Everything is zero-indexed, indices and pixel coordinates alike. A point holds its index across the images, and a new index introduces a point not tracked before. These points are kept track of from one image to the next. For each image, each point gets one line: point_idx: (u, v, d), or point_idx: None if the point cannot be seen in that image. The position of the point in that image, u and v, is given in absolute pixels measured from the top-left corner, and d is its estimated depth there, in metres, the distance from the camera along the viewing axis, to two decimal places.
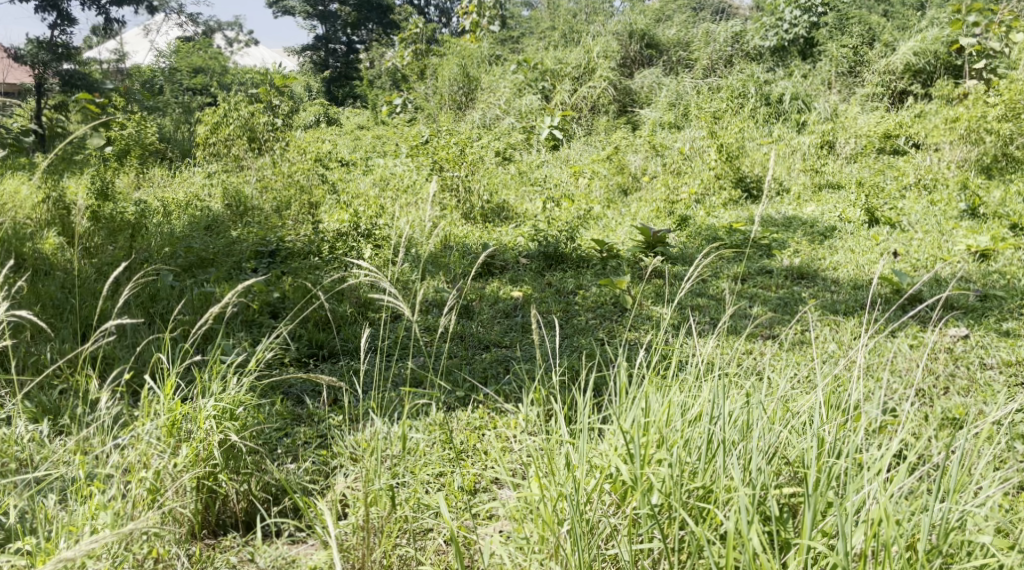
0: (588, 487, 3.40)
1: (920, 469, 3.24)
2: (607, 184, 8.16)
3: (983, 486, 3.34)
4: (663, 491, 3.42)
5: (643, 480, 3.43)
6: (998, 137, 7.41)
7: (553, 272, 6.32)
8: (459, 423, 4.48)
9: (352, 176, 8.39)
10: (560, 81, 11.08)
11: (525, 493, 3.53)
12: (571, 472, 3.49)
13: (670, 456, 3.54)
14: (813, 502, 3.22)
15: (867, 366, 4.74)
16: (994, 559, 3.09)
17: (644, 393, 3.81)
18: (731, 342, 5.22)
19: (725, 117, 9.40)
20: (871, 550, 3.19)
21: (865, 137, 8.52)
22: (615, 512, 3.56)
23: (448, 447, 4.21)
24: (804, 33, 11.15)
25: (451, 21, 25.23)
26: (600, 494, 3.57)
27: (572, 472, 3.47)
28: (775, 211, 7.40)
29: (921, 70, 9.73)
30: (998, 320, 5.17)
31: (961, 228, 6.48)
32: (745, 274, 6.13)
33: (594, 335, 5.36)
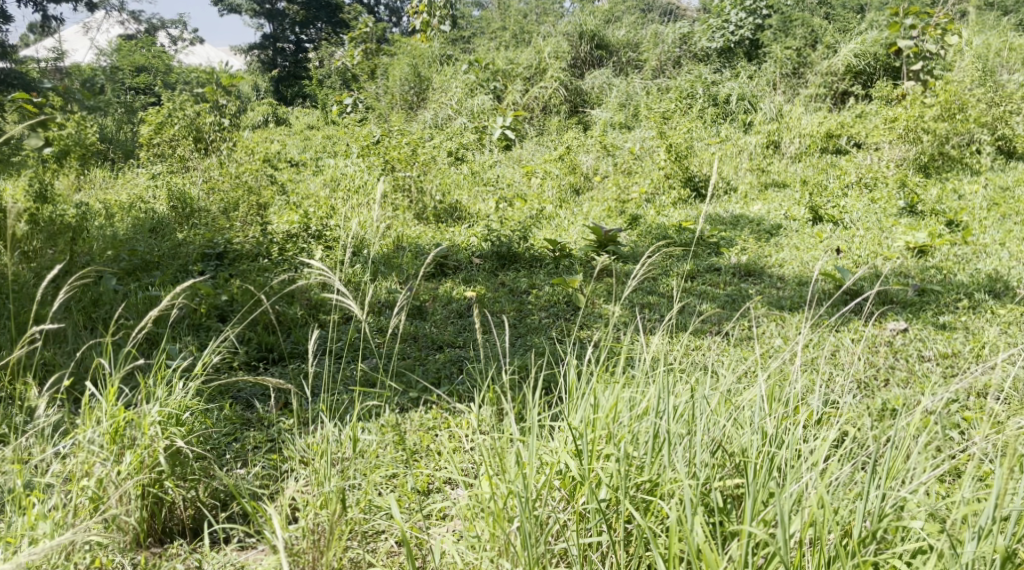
0: (536, 484, 3.43)
1: (855, 457, 3.30)
2: (559, 184, 8.16)
3: (917, 472, 3.39)
4: (610, 486, 3.46)
5: (590, 476, 3.47)
6: (935, 137, 7.63)
7: (505, 272, 6.36)
8: (411, 424, 4.50)
9: (302, 177, 8.35)
10: (511, 81, 11.15)
11: (476, 491, 3.55)
12: (520, 470, 3.51)
13: (617, 451, 3.59)
14: (754, 492, 3.27)
15: (811, 361, 4.85)
16: (925, 543, 3.14)
17: (592, 389, 3.85)
18: (680, 338, 5.30)
19: (674, 118, 9.52)
20: (809, 538, 3.23)
21: (809, 137, 8.73)
22: (565, 508, 3.59)
23: (401, 448, 4.24)
24: (749, 35, 11.33)
25: (402, 19, 25.16)
26: (549, 490, 3.60)
27: (521, 470, 3.49)
28: (723, 210, 7.51)
29: (862, 71, 9.99)
30: (935, 313, 5.31)
31: (901, 225, 6.64)
32: (694, 272, 6.22)
33: (546, 335, 5.41)
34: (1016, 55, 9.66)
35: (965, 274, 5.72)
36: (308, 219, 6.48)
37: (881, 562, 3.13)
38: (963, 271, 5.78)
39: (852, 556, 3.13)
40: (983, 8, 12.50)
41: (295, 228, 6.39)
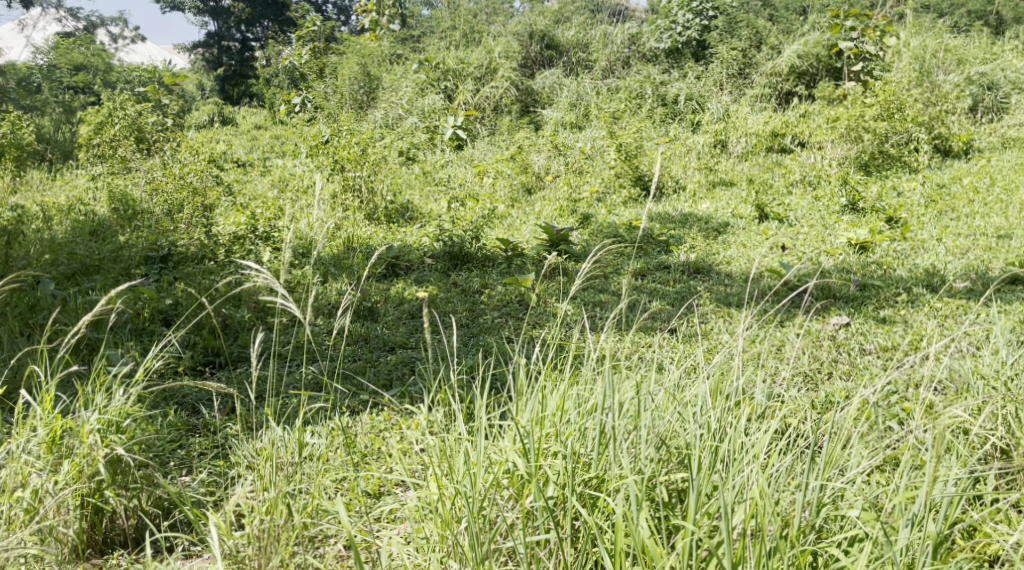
0: (482, 483, 3.44)
1: (794, 449, 3.34)
2: (511, 184, 8.18)
3: (854, 463, 3.45)
4: (557, 483, 3.48)
5: (538, 474, 3.48)
6: (875, 136, 7.80)
7: (458, 272, 6.36)
8: (362, 426, 4.48)
9: (250, 177, 8.31)
10: (462, 81, 11.10)
11: (423, 493, 3.55)
12: (468, 469, 3.51)
13: (564, 448, 3.60)
14: (697, 485, 3.30)
15: (757, 356, 4.92)
16: (862, 531, 3.19)
17: (540, 388, 3.87)
18: (630, 335, 5.33)
19: (624, 117, 9.59)
20: (750, 528, 3.26)
21: (755, 137, 8.87)
22: (512, 506, 3.57)
23: (352, 451, 4.22)
24: (696, 36, 11.44)
25: (351, 18, 24.96)
26: (498, 490, 3.60)
27: (469, 470, 3.49)
28: (672, 209, 7.56)
29: (804, 72, 10.17)
30: (876, 308, 5.42)
31: (843, 222, 6.76)
32: (644, 270, 6.27)
33: (499, 334, 5.41)
34: (952, 55, 9.89)
35: (905, 269, 5.83)
36: (255, 221, 6.43)
37: (820, 551, 3.18)
38: (903, 266, 5.90)
39: (792, 546, 3.17)
40: (919, 10, 12.79)
41: (242, 230, 6.35)
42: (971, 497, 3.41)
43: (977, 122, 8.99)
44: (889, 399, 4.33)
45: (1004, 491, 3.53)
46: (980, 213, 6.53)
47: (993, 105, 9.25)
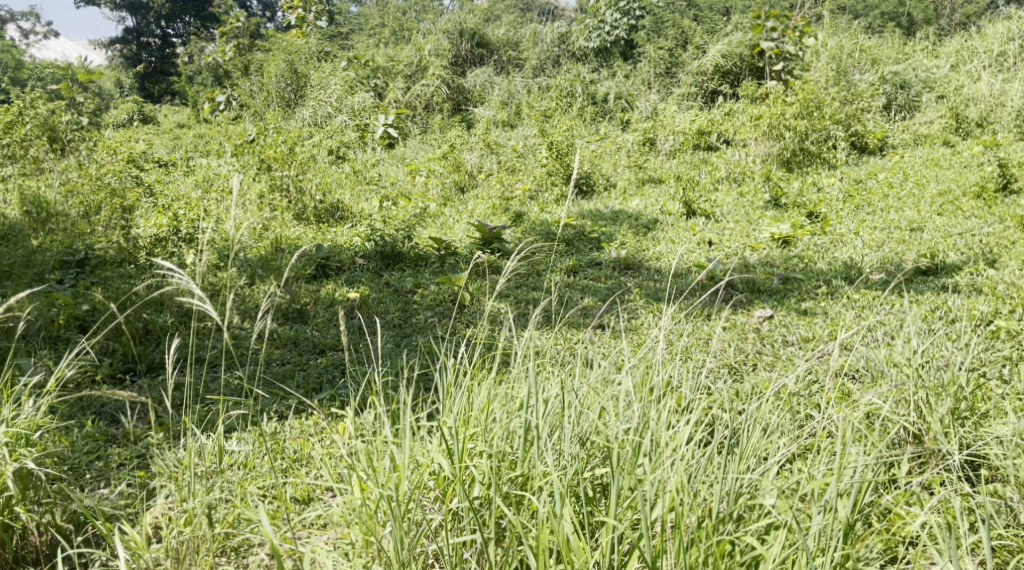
0: (407, 486, 3.42)
1: (712, 441, 3.40)
2: (443, 183, 8.12)
3: (771, 453, 3.51)
4: (482, 483, 3.49)
5: (463, 475, 3.48)
6: (795, 133, 8.02)
7: (390, 272, 6.33)
8: (292, 431, 4.42)
9: (172, 177, 8.18)
10: (391, 79, 11.07)
11: (347, 498, 3.51)
12: (393, 472, 3.50)
13: (488, 448, 3.61)
14: (617, 480, 3.34)
15: (685, 349, 5.00)
16: (777, 519, 3.26)
17: (465, 388, 3.86)
18: (563, 332, 5.35)
19: (555, 116, 9.68)
20: (670, 520, 3.31)
21: (682, 134, 9.01)
22: (439, 508, 3.61)
23: (281, 457, 4.17)
24: (624, 35, 11.61)
25: (276, 15, 24.67)
26: (423, 491, 3.61)
27: (393, 473, 3.48)
28: (603, 206, 7.64)
29: (729, 71, 10.33)
30: (798, 300, 5.56)
31: (767, 218, 6.93)
32: (576, 267, 6.33)
33: (432, 334, 5.40)
34: (867, 56, 10.20)
35: (824, 262, 6.01)
36: (177, 222, 6.32)
37: (737, 540, 3.24)
38: (823, 259, 6.07)
39: (710, 536, 3.22)
40: (836, 11, 13.16)
41: (164, 232, 6.27)
42: (884, 482, 3.50)
43: (890, 120, 9.28)
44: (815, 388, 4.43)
45: (915, 472, 3.63)
46: (894, 207, 6.75)
47: (906, 103, 9.55)
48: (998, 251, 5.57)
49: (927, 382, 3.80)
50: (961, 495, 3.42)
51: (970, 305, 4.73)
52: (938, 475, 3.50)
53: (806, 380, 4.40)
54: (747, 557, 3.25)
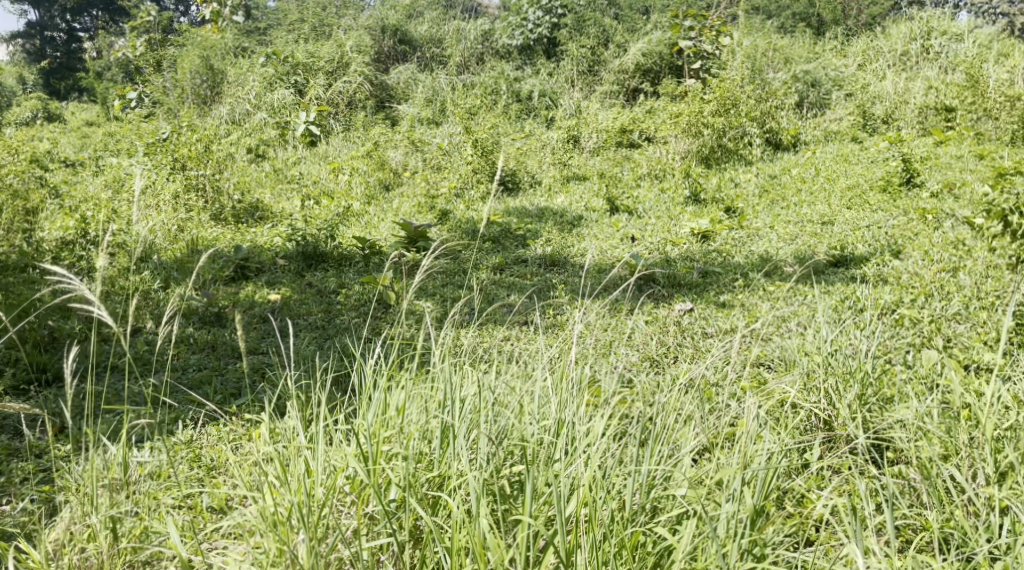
0: (321, 492, 3.27)
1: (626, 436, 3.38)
2: (367, 180, 8.08)
3: (684, 445, 3.52)
4: (398, 485, 3.36)
5: (378, 478, 3.35)
6: (713, 129, 8.20)
7: (313, 272, 6.28)
8: (209, 439, 4.29)
9: (80, 178, 8.03)
10: (312, 75, 10.69)
11: (258, 505, 3.29)
12: (305, 479, 3.34)
13: (404, 449, 3.50)
14: (532, 477, 3.29)
15: (607, 343, 5.06)
16: (689, 509, 3.26)
17: (381, 388, 3.76)
18: (490, 330, 5.33)
19: (480, 114, 9.73)
20: (582, 515, 3.27)
21: (605, 132, 9.16)
22: (354, 513, 3.46)
23: (197, 466, 4.07)
24: (547, 33, 11.70)
25: (191, 12, 24.14)
26: (339, 496, 3.46)
27: (305, 479, 3.32)
28: (528, 203, 7.68)
29: (649, 69, 10.67)
30: (717, 293, 5.69)
31: (687, 213, 7.07)
32: (502, 264, 6.35)
33: (356, 334, 5.35)
34: (780, 55, 10.47)
35: (741, 255, 6.16)
36: (85, 224, 6.30)
37: (649, 532, 3.24)
38: (740, 253, 6.22)
39: (622, 530, 3.21)
40: (750, 12, 13.49)
41: (70, 235, 6.22)
42: (790, 467, 3.57)
43: (803, 117, 9.55)
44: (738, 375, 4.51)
45: (825, 457, 3.71)
46: (806, 202, 6.97)
47: (817, 100, 9.82)
48: (901, 243, 5.80)
49: (835, 368, 3.92)
50: (865, 478, 3.53)
51: (876, 294, 4.91)
52: (845, 460, 3.58)
53: (724, 370, 4.49)
54: (658, 547, 3.25)
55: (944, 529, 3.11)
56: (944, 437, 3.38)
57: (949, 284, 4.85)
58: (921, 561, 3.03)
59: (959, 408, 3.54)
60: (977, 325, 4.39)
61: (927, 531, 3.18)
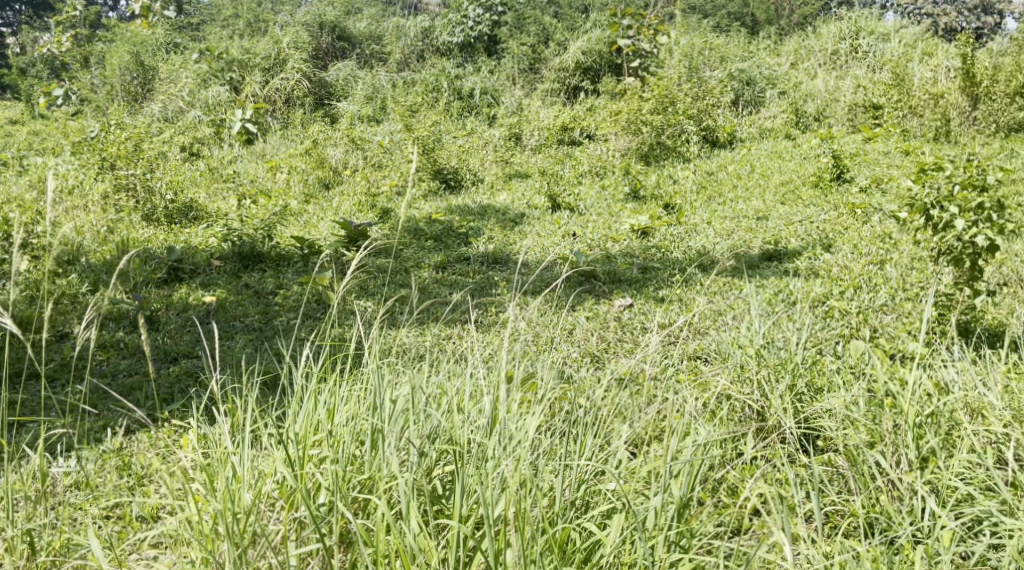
0: (245, 496, 3.06)
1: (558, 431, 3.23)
2: (306, 179, 8.04)
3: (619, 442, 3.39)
4: (326, 488, 3.14)
5: (306, 482, 3.13)
6: (653, 128, 8.31)
7: (250, 273, 6.19)
8: (140, 446, 4.13)
9: (3, 177, 7.82)
10: (248, 73, 10.60)
11: (182, 515, 3.11)
12: (228, 485, 3.12)
13: (333, 452, 3.29)
14: (462, 477, 3.09)
15: (549, 339, 5.05)
16: (618, 505, 3.13)
17: (311, 389, 3.56)
18: (430, 328, 5.26)
19: (421, 113, 9.70)
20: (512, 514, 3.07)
21: (546, 130, 9.21)
22: (281, 519, 3.22)
23: (126, 475, 3.90)
24: (487, 31, 11.72)
25: (118, 7, 23.56)
26: (266, 502, 3.23)
27: (228, 485, 3.10)
28: (471, 201, 7.64)
29: (589, 68, 10.71)
30: (656, 289, 5.75)
31: (627, 210, 7.13)
32: (444, 262, 6.30)
33: (295, 336, 5.22)
34: (716, 53, 10.65)
35: (680, 251, 6.25)
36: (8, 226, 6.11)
37: (576, 530, 3.07)
38: (678, 249, 6.30)
39: (551, 530, 3.03)
40: (687, 11, 13.68)
41: None
42: (715, 455, 3.56)
43: (739, 114, 9.72)
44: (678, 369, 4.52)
45: (760, 446, 3.75)
46: (742, 197, 7.10)
47: (752, 98, 9.97)
48: (833, 237, 5.95)
49: (768, 360, 3.99)
50: (795, 467, 3.59)
51: (808, 288, 5.04)
52: (776, 451, 3.62)
53: (663, 365, 4.51)
54: (584, 545, 3.10)
55: (870, 514, 3.20)
56: (869, 424, 3.47)
57: (875, 277, 5.00)
58: (846, 546, 3.09)
59: (883, 396, 3.64)
60: (902, 316, 4.53)
61: (853, 517, 3.24)
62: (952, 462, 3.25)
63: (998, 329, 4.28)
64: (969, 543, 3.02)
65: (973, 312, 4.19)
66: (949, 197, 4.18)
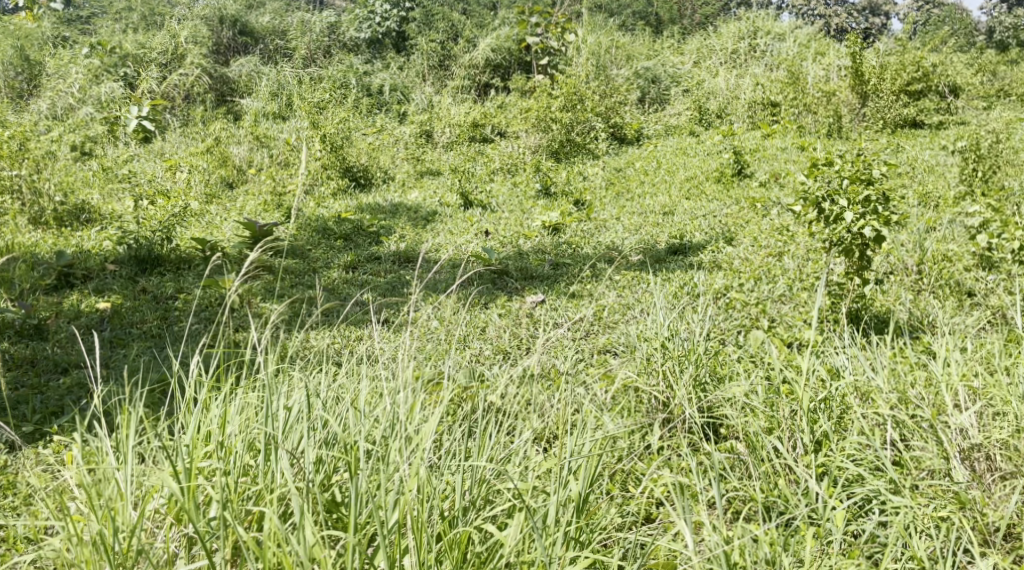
0: (129, 512, 2.87)
1: (457, 431, 3.12)
2: (208, 178, 7.89)
3: (523, 442, 3.31)
4: (216, 501, 2.97)
5: (194, 495, 2.93)
6: (561, 124, 8.49)
7: (147, 277, 6.01)
8: (26, 463, 3.94)
9: None
10: (144, 68, 10.50)
11: (61, 537, 2.92)
12: (112, 503, 2.94)
13: (223, 464, 3.09)
14: (358, 483, 2.94)
15: (461, 337, 5.05)
16: (519, 504, 3.03)
17: (200, 398, 3.37)
18: (341, 329, 5.19)
19: (329, 109, 9.55)
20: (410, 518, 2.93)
21: (458, 127, 9.24)
22: (169, 535, 3.04)
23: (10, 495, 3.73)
24: (394, 27, 11.81)
25: None
26: (155, 519, 3.06)
27: (112, 503, 2.92)
28: (382, 199, 7.62)
29: (499, 64, 10.85)
30: (568, 285, 5.79)
31: (538, 207, 7.19)
32: (354, 263, 6.25)
33: (196, 342, 5.07)
34: (622, 52, 10.88)
35: (590, 247, 6.33)
36: None
37: (476, 532, 2.95)
38: (589, 245, 6.39)
39: (450, 534, 2.91)
40: (594, 9, 13.87)
41: None
42: (619, 444, 3.65)
43: (645, 112, 9.95)
44: (588, 362, 4.56)
45: (666, 436, 3.82)
46: (649, 193, 7.25)
47: (657, 96, 10.28)
48: (734, 230, 6.15)
49: (672, 351, 4.07)
50: (698, 456, 3.66)
51: (711, 280, 5.18)
52: (679, 438, 3.74)
53: (575, 360, 4.54)
54: (484, 548, 2.98)
55: (769, 498, 3.31)
56: (767, 412, 3.59)
57: (774, 268, 5.18)
58: (745, 529, 3.19)
59: (781, 384, 3.77)
60: (799, 305, 4.70)
61: (753, 502, 3.34)
62: (844, 444, 3.39)
63: (885, 315, 4.48)
64: (863, 521, 3.20)
65: (862, 300, 4.39)
66: (838, 190, 4.36)
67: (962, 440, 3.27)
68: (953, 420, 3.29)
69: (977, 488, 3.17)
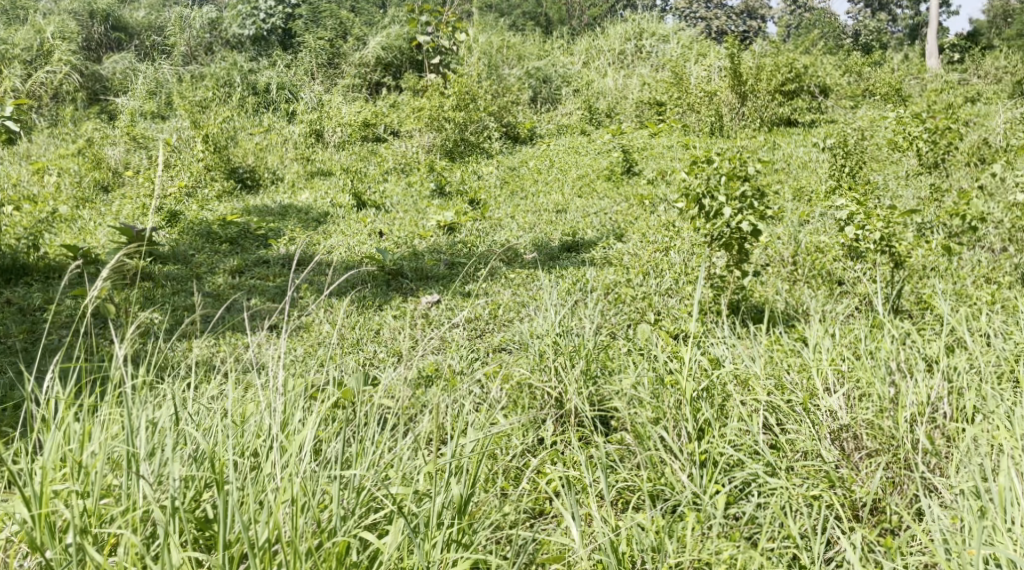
0: None
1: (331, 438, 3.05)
2: (79, 181, 7.65)
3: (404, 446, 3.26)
4: (74, 524, 2.83)
5: (49, 521, 2.79)
6: (455, 123, 8.47)
7: (13, 287, 5.77)
8: None
9: None
10: (8, 64, 10.07)
11: None
12: None
13: (82, 485, 2.95)
14: (226, 497, 2.84)
15: (354, 340, 5.01)
16: (399, 508, 2.99)
17: (57, 419, 3.21)
18: (229, 336, 5.09)
19: (212, 109, 9.43)
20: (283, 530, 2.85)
21: (348, 127, 9.13)
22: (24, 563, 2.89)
23: None
24: (281, 24, 11.55)
25: None
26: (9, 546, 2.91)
27: None
28: (270, 201, 7.50)
29: (389, 62, 10.77)
30: (462, 284, 5.81)
31: (433, 206, 7.19)
32: (241, 267, 6.13)
33: (66, 354, 4.89)
34: (511, 52, 11.01)
35: (485, 245, 6.37)
36: None
37: (354, 539, 2.89)
38: (483, 243, 6.43)
39: (327, 541, 2.85)
40: (484, 9, 14.00)
41: None
42: (506, 444, 3.67)
43: (537, 112, 10.06)
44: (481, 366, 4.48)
45: (558, 432, 3.88)
46: (542, 191, 7.35)
47: (549, 96, 10.38)
48: (624, 226, 6.30)
49: (562, 347, 4.10)
50: (587, 450, 3.72)
51: (599, 278, 5.28)
52: (570, 433, 3.79)
53: (469, 358, 4.56)
54: (363, 556, 2.93)
55: (653, 487, 3.38)
56: (653, 403, 3.68)
57: (662, 263, 5.29)
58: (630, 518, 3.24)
59: (665, 375, 3.87)
60: (684, 298, 4.82)
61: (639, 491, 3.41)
62: (724, 431, 3.51)
63: (763, 306, 4.65)
64: (740, 509, 3.29)
65: (743, 292, 4.54)
66: (716, 187, 4.51)
67: (832, 422, 3.43)
68: (823, 402, 3.47)
69: (846, 466, 3.31)
